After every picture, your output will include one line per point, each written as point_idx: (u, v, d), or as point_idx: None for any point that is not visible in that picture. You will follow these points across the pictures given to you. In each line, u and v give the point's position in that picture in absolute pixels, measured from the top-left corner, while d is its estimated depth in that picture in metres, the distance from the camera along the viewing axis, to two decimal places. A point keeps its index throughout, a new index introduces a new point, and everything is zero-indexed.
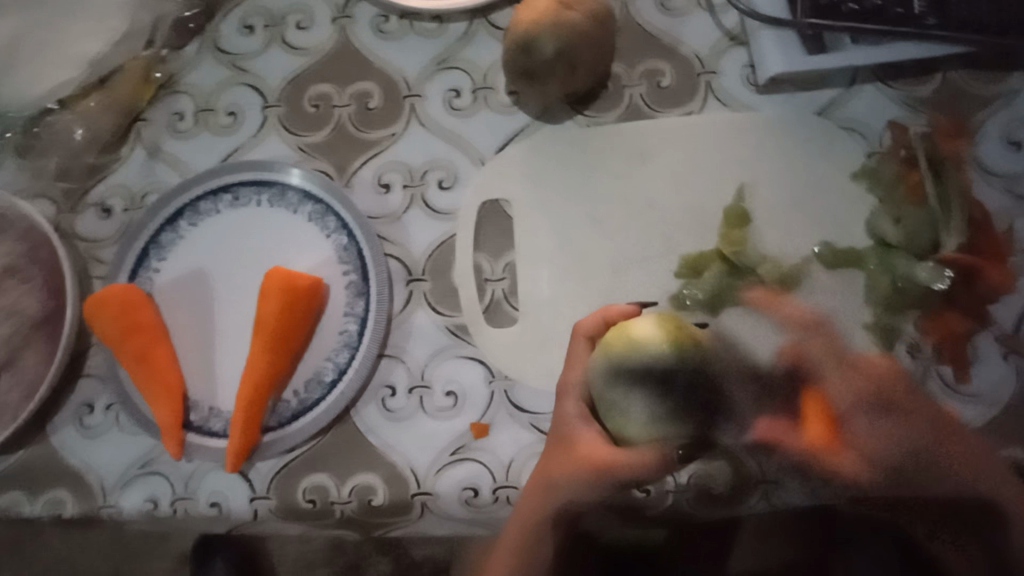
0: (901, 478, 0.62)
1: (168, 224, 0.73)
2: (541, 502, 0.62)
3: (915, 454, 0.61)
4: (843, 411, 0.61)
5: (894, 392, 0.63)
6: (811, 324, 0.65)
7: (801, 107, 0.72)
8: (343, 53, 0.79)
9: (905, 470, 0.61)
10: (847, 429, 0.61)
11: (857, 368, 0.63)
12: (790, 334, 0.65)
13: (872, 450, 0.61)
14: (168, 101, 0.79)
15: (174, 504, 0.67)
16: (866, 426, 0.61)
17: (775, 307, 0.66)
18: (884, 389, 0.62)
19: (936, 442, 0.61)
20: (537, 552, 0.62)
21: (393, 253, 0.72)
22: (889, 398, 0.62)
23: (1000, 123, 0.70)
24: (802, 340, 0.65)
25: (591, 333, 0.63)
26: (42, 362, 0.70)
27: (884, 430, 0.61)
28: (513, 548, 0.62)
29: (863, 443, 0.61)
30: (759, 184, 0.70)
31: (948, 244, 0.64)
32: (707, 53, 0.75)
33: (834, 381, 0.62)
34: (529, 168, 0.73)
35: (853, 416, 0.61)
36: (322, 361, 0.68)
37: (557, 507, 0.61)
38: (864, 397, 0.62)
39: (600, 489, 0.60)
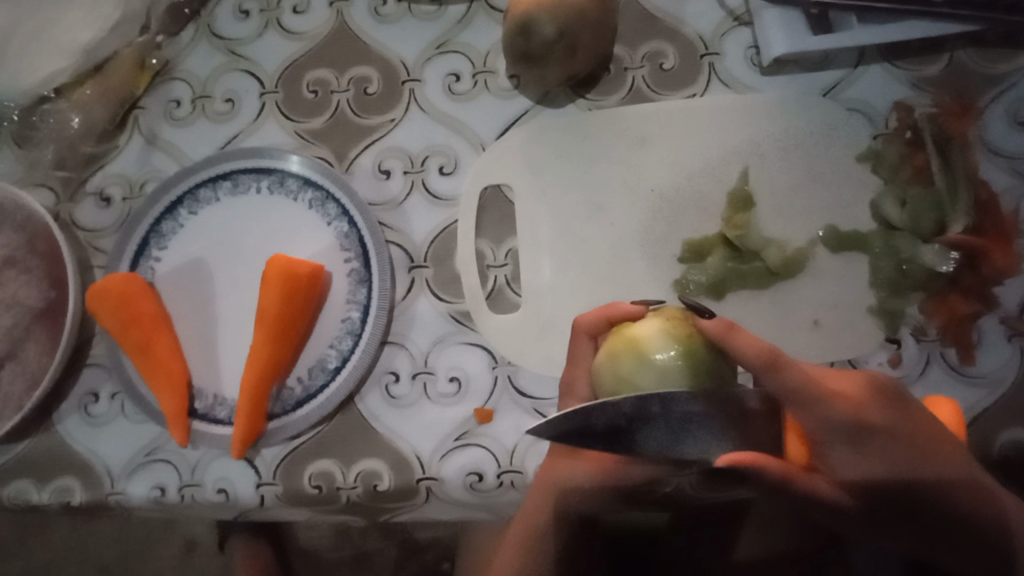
0: (886, 500, 0.58)
1: (168, 212, 0.73)
2: (546, 499, 0.63)
3: (903, 476, 0.57)
4: (816, 436, 0.57)
5: (870, 415, 0.58)
6: (770, 358, 0.57)
7: (805, 89, 0.71)
8: (340, 37, 0.78)
9: (889, 493, 0.58)
10: (823, 452, 0.57)
11: (828, 397, 0.58)
12: (749, 367, 0.58)
13: (853, 479, 0.57)
14: (164, 88, 0.79)
15: (181, 491, 0.68)
16: (846, 451, 0.57)
17: (732, 339, 0.57)
18: (858, 411, 0.58)
19: (922, 461, 0.57)
20: (541, 546, 0.62)
21: (394, 240, 0.72)
22: (865, 422, 0.58)
23: (1009, 102, 0.69)
24: (766, 377, 0.58)
25: (592, 331, 0.63)
26: (44, 353, 0.70)
27: (858, 456, 0.57)
28: (519, 545, 0.62)
29: (841, 471, 0.57)
30: (763, 167, 0.69)
31: (954, 226, 0.64)
32: (710, 34, 0.74)
33: (807, 409, 0.58)
34: (530, 153, 0.72)
35: (831, 442, 0.57)
36: (325, 348, 0.68)
37: (562, 504, 0.62)
38: (841, 424, 0.58)
39: (608, 486, 0.61)
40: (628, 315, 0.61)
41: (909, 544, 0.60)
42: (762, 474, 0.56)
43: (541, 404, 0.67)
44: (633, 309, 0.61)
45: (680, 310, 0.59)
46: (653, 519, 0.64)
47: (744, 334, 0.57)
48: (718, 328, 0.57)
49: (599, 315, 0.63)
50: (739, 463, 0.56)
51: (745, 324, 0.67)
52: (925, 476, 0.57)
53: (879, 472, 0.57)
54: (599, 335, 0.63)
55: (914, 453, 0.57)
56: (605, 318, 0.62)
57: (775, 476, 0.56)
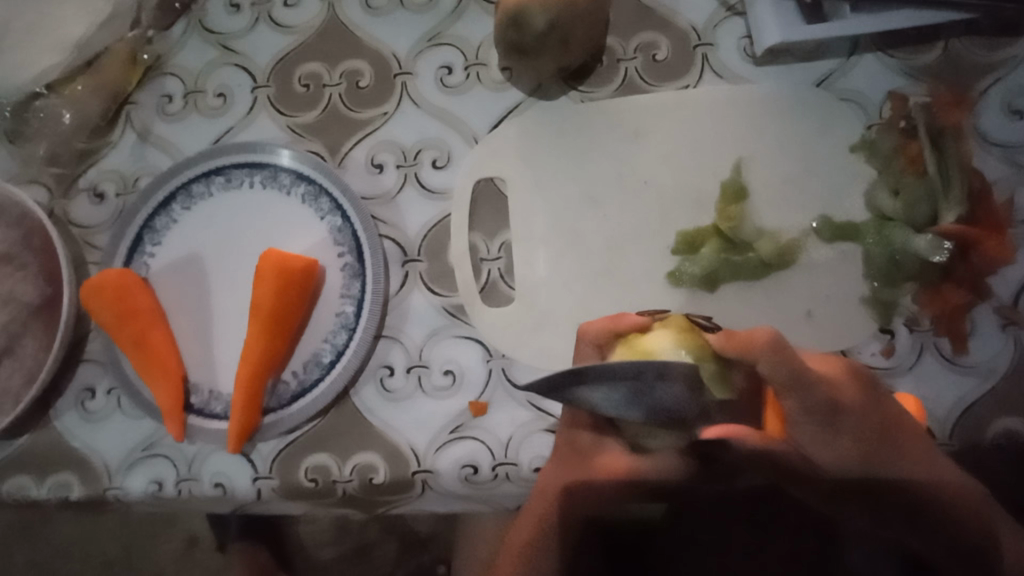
0: (859, 485, 0.57)
1: (162, 208, 0.73)
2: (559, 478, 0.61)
3: (875, 461, 0.57)
4: (793, 418, 0.57)
5: (848, 399, 0.58)
6: (774, 343, 0.56)
7: (799, 79, 0.71)
8: (332, 30, 0.78)
9: (859, 479, 0.57)
10: (796, 432, 0.57)
11: (812, 380, 0.57)
12: (751, 355, 0.57)
13: (824, 458, 0.57)
14: (156, 83, 0.78)
15: (179, 485, 0.68)
16: (820, 431, 0.57)
17: (737, 344, 0.57)
18: (838, 395, 0.58)
19: (896, 448, 0.58)
20: (549, 526, 0.61)
21: (389, 234, 0.72)
22: (842, 406, 0.58)
23: (1003, 91, 0.68)
24: (761, 356, 0.56)
25: (597, 340, 0.61)
26: (41, 349, 0.70)
27: (832, 439, 0.57)
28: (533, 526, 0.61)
29: (814, 451, 0.57)
30: (757, 158, 0.69)
31: (947, 217, 0.64)
32: (703, 25, 0.73)
33: (794, 390, 0.57)
34: (524, 146, 0.72)
35: (805, 422, 0.57)
36: (320, 342, 0.68)
37: (572, 496, 0.61)
38: (820, 406, 0.57)
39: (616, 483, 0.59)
40: (637, 326, 0.60)
41: (879, 530, 0.61)
42: (740, 446, 0.57)
43: (536, 397, 0.67)
44: (641, 321, 0.60)
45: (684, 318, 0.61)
46: (652, 513, 0.64)
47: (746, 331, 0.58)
48: (720, 338, 0.58)
49: (607, 324, 0.61)
50: (724, 435, 0.56)
51: (740, 315, 0.67)
52: (899, 465, 0.57)
53: (857, 456, 0.57)
54: (605, 346, 0.60)
55: (887, 438, 0.58)
56: (614, 328, 0.60)
57: (753, 446, 0.57)
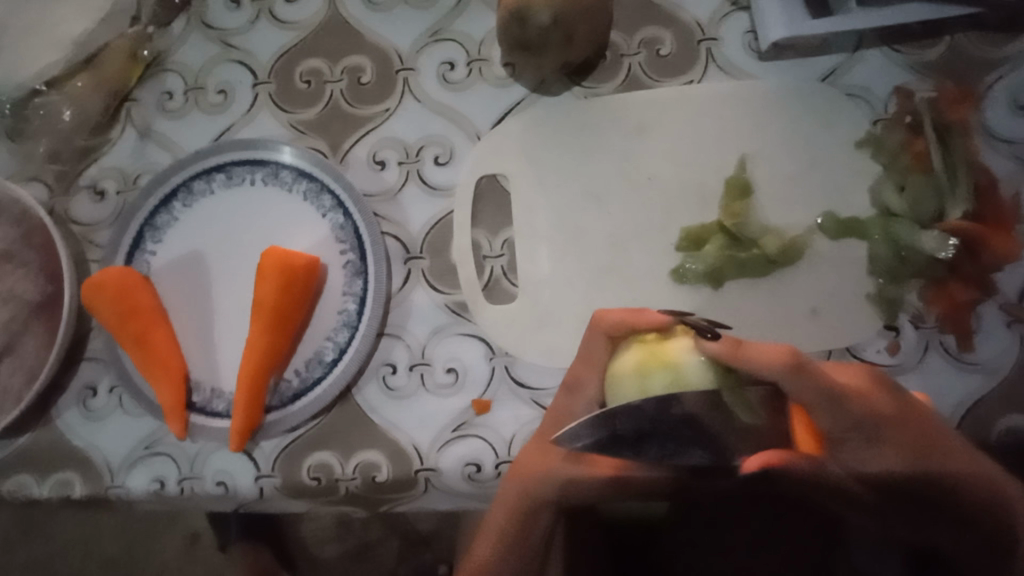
0: (903, 491, 0.57)
1: (163, 205, 0.72)
2: (539, 483, 0.61)
3: (919, 466, 0.56)
4: (834, 434, 0.56)
5: (880, 407, 0.57)
6: (791, 359, 0.55)
7: (804, 74, 0.70)
8: (333, 26, 0.77)
9: (900, 485, 0.56)
10: (837, 447, 0.56)
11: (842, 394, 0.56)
12: (772, 375, 0.55)
13: (869, 468, 0.55)
14: (156, 80, 0.78)
15: (181, 484, 0.68)
16: (866, 444, 0.56)
17: (742, 357, 0.54)
18: (872, 405, 0.57)
19: (934, 449, 0.57)
20: (533, 531, 0.62)
21: (391, 232, 0.72)
22: (880, 417, 0.56)
23: (1010, 86, 0.68)
24: (783, 376, 0.55)
25: (610, 331, 0.61)
26: (42, 347, 0.69)
27: (878, 452, 0.56)
28: (502, 528, 0.61)
29: (858, 462, 0.55)
30: (761, 154, 0.69)
31: (953, 213, 0.64)
32: (707, 20, 0.73)
33: (826, 406, 0.55)
34: (527, 142, 0.72)
35: (844, 435, 0.56)
36: (322, 340, 0.68)
37: (547, 491, 0.61)
38: (857, 418, 0.56)
39: (598, 479, 0.60)
40: (654, 325, 0.57)
41: (886, 530, 0.60)
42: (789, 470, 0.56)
43: (539, 395, 0.67)
44: (659, 318, 0.58)
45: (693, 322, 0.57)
46: (653, 510, 0.64)
47: (754, 348, 0.55)
48: (726, 347, 0.55)
49: (624, 319, 0.59)
50: (768, 463, 0.56)
51: (744, 312, 0.66)
52: (939, 466, 0.57)
53: (904, 464, 0.56)
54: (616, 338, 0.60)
55: (924, 441, 0.57)
56: (630, 324, 0.59)
57: (804, 468, 0.56)
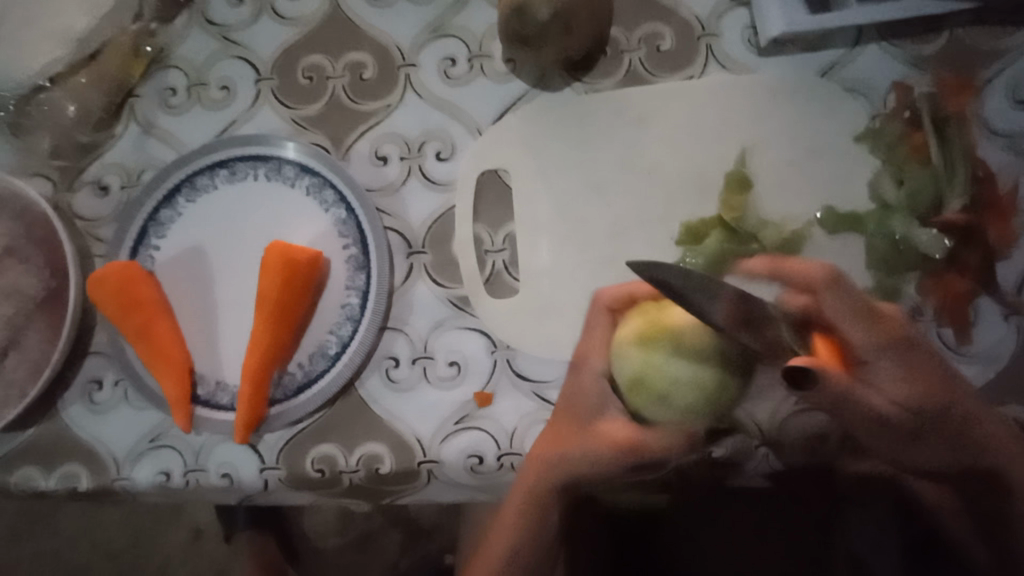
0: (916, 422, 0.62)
1: (166, 201, 0.73)
2: (548, 472, 0.64)
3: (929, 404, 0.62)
4: (860, 352, 0.61)
5: (902, 342, 0.63)
6: (832, 276, 0.64)
7: (803, 68, 0.71)
8: (335, 22, 0.77)
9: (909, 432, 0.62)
10: (863, 366, 0.61)
11: (874, 317, 0.63)
12: (816, 283, 0.64)
13: (893, 392, 0.61)
14: (158, 76, 0.78)
15: (186, 476, 0.69)
16: (886, 367, 0.62)
17: (785, 267, 0.65)
18: (895, 336, 0.63)
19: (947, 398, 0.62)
20: (548, 513, 0.65)
21: (392, 226, 0.72)
22: (899, 348, 0.63)
23: (1008, 80, 0.68)
24: (819, 291, 0.63)
25: (611, 306, 0.67)
26: (47, 341, 0.70)
27: (894, 377, 0.61)
28: (519, 514, 0.65)
29: (884, 385, 0.61)
30: (760, 149, 0.69)
31: (950, 204, 0.65)
32: (707, 16, 0.73)
33: (853, 322, 0.62)
34: (527, 137, 0.72)
35: (876, 358, 0.61)
36: (325, 334, 0.69)
37: (568, 470, 0.64)
38: (882, 340, 0.62)
39: (617, 455, 0.63)
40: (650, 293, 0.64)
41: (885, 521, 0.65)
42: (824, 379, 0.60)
43: (540, 387, 0.67)
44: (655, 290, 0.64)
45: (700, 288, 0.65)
46: (655, 500, 0.66)
47: (799, 266, 0.65)
48: (762, 264, 0.66)
49: (622, 291, 0.67)
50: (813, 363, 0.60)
51: None
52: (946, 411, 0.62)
53: (917, 395, 0.61)
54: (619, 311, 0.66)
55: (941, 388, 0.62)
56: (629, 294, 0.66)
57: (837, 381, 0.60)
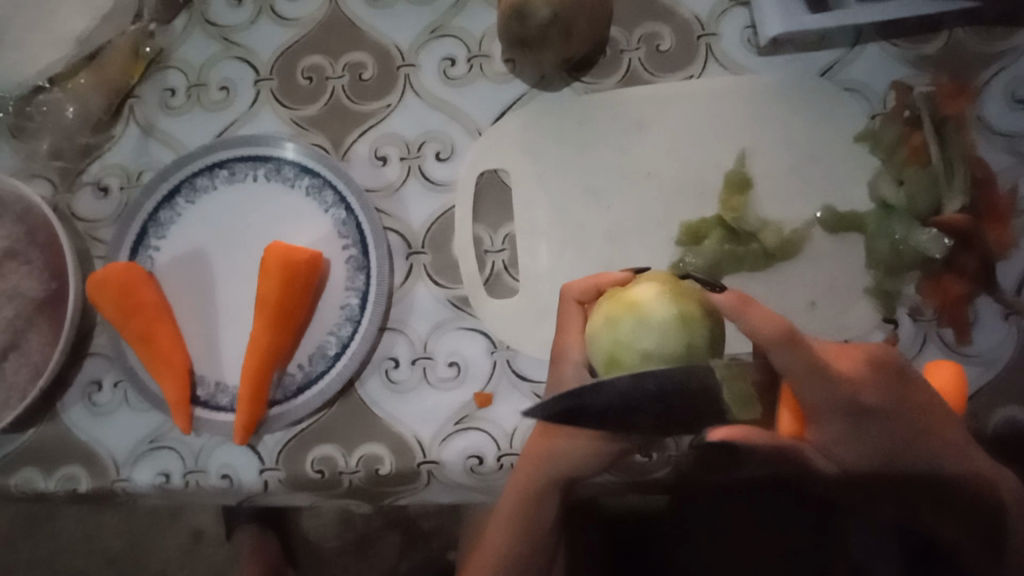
0: (874, 473, 0.60)
1: (166, 202, 0.73)
2: (540, 469, 0.64)
3: (894, 452, 0.59)
4: (814, 414, 0.58)
5: (866, 392, 0.60)
6: (789, 335, 0.59)
7: (803, 69, 0.71)
8: (335, 22, 0.77)
9: (887, 454, 0.59)
10: (814, 431, 0.59)
11: (827, 372, 0.59)
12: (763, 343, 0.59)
13: (839, 452, 0.59)
14: (158, 77, 0.78)
15: (185, 477, 0.68)
16: (841, 428, 0.59)
17: (746, 312, 0.59)
18: (857, 390, 0.59)
19: (917, 441, 0.59)
20: (540, 515, 0.64)
21: (392, 227, 0.72)
22: (864, 404, 0.59)
23: (1007, 80, 0.68)
24: (773, 345, 0.59)
25: (580, 297, 0.65)
26: (48, 342, 0.70)
27: (851, 435, 0.59)
28: (513, 513, 0.64)
29: (829, 446, 0.59)
30: (760, 149, 0.69)
31: (949, 206, 0.65)
32: (707, 16, 0.73)
33: (811, 387, 0.58)
34: (527, 138, 0.72)
35: (827, 416, 0.58)
36: (325, 335, 0.69)
37: (556, 469, 0.64)
38: (834, 396, 0.58)
39: (600, 455, 0.63)
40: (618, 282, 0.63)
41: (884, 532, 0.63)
42: (751, 447, 0.59)
43: (540, 388, 0.67)
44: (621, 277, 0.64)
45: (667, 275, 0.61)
46: (652, 502, 0.67)
47: (758, 310, 0.59)
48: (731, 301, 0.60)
49: (590, 282, 0.65)
50: (731, 436, 0.59)
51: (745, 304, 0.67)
52: (917, 454, 0.59)
53: (878, 448, 0.59)
54: (588, 302, 0.65)
55: (912, 429, 0.60)
56: (596, 285, 0.64)
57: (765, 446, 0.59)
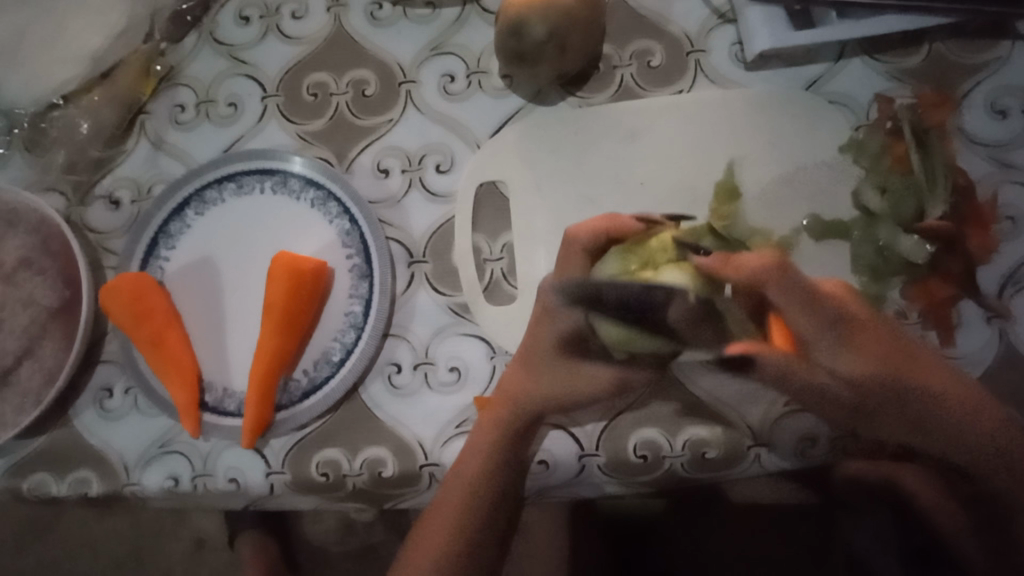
0: (867, 393, 0.64)
1: (176, 213, 0.75)
2: (528, 412, 0.68)
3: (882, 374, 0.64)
4: (805, 333, 0.64)
5: (856, 313, 0.65)
6: (778, 266, 0.64)
7: (789, 83, 0.73)
8: (338, 40, 0.80)
9: (884, 397, 0.64)
10: (810, 347, 0.64)
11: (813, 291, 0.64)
12: (757, 282, 0.63)
13: (836, 368, 0.64)
14: (169, 93, 0.81)
15: (194, 481, 0.70)
16: (832, 343, 0.64)
17: (731, 265, 0.64)
18: (844, 308, 0.65)
19: (908, 378, 0.64)
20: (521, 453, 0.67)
21: (393, 236, 0.75)
22: (851, 322, 0.65)
23: (986, 92, 0.71)
24: (770, 279, 0.63)
25: (587, 243, 0.69)
26: (60, 350, 0.72)
27: (841, 355, 0.64)
28: (492, 455, 0.67)
29: (825, 360, 0.64)
30: (747, 160, 0.72)
31: (932, 212, 0.67)
32: (696, 32, 0.76)
33: (803, 309, 0.64)
34: (524, 149, 0.75)
35: (817, 336, 0.64)
36: (330, 341, 0.71)
37: (544, 410, 0.68)
38: (826, 319, 0.64)
39: (576, 397, 0.68)
40: (629, 229, 0.68)
41: (885, 530, 0.72)
42: (764, 362, 0.65)
43: (539, 364, 0.69)
44: (632, 224, 0.68)
45: (675, 235, 0.67)
46: (651, 504, 0.73)
47: (745, 258, 0.64)
48: (716, 258, 0.64)
49: (600, 226, 0.69)
50: (748, 350, 0.65)
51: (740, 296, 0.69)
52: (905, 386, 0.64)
53: (866, 368, 0.64)
54: (595, 245, 0.69)
55: (899, 363, 0.64)
56: (607, 228, 0.69)
57: (777, 360, 0.64)
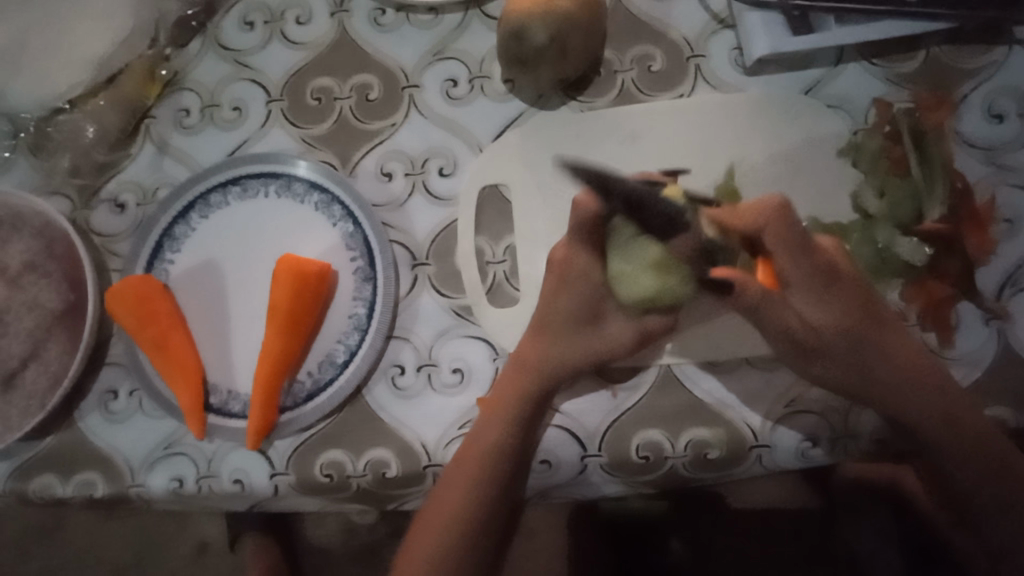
0: (845, 344, 0.66)
1: (181, 216, 0.76)
2: (525, 379, 0.68)
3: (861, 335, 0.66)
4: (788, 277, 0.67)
5: (847, 272, 0.66)
6: (779, 209, 0.66)
7: (788, 88, 0.74)
8: (341, 45, 0.81)
9: (866, 361, 0.65)
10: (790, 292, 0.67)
11: (811, 247, 0.67)
12: (759, 224, 0.67)
13: (814, 318, 0.66)
14: (174, 97, 0.82)
15: (199, 482, 0.71)
16: (817, 291, 0.66)
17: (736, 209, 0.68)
18: (835, 264, 0.66)
19: (887, 346, 0.66)
20: (517, 422, 0.67)
21: (397, 239, 0.75)
22: (840, 279, 0.66)
23: (983, 96, 0.72)
24: (765, 221, 0.66)
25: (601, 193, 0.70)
26: (65, 353, 0.73)
27: (821, 305, 0.66)
28: (491, 420, 0.68)
29: (804, 309, 0.66)
30: (747, 163, 0.72)
31: (931, 213, 0.68)
32: (696, 37, 0.77)
33: (795, 253, 0.66)
34: (526, 152, 0.76)
35: (800, 280, 0.67)
36: (334, 343, 0.71)
37: (546, 376, 0.68)
38: (816, 268, 0.66)
39: (580, 364, 0.69)
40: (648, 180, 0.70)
41: (887, 527, 0.75)
42: (741, 291, 0.66)
43: (546, 336, 0.70)
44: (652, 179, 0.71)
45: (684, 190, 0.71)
46: (654, 505, 0.76)
47: (750, 204, 0.68)
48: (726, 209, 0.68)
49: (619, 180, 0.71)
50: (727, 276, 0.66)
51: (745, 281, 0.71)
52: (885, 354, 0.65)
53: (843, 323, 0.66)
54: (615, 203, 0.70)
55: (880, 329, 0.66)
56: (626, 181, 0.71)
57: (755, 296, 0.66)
